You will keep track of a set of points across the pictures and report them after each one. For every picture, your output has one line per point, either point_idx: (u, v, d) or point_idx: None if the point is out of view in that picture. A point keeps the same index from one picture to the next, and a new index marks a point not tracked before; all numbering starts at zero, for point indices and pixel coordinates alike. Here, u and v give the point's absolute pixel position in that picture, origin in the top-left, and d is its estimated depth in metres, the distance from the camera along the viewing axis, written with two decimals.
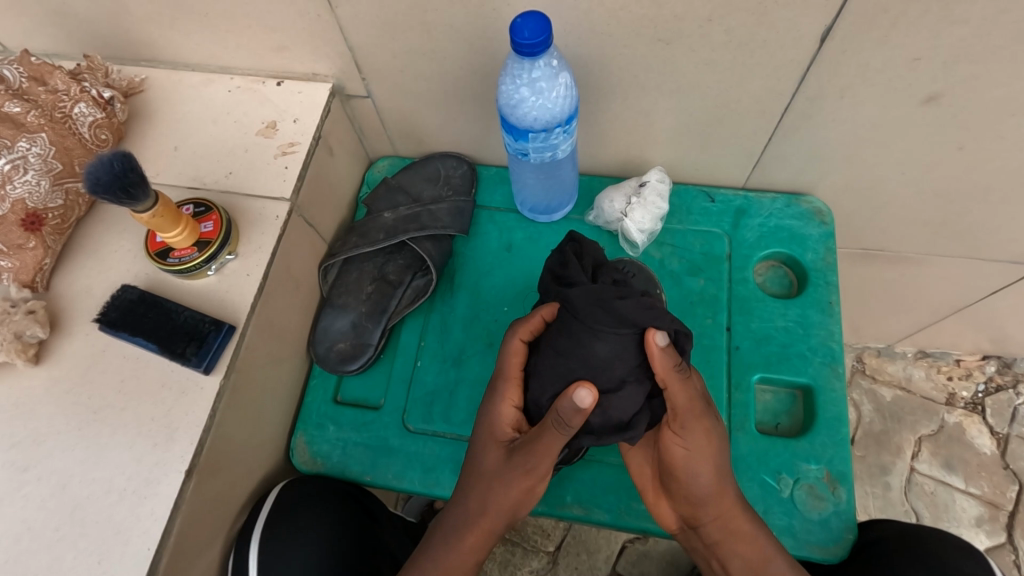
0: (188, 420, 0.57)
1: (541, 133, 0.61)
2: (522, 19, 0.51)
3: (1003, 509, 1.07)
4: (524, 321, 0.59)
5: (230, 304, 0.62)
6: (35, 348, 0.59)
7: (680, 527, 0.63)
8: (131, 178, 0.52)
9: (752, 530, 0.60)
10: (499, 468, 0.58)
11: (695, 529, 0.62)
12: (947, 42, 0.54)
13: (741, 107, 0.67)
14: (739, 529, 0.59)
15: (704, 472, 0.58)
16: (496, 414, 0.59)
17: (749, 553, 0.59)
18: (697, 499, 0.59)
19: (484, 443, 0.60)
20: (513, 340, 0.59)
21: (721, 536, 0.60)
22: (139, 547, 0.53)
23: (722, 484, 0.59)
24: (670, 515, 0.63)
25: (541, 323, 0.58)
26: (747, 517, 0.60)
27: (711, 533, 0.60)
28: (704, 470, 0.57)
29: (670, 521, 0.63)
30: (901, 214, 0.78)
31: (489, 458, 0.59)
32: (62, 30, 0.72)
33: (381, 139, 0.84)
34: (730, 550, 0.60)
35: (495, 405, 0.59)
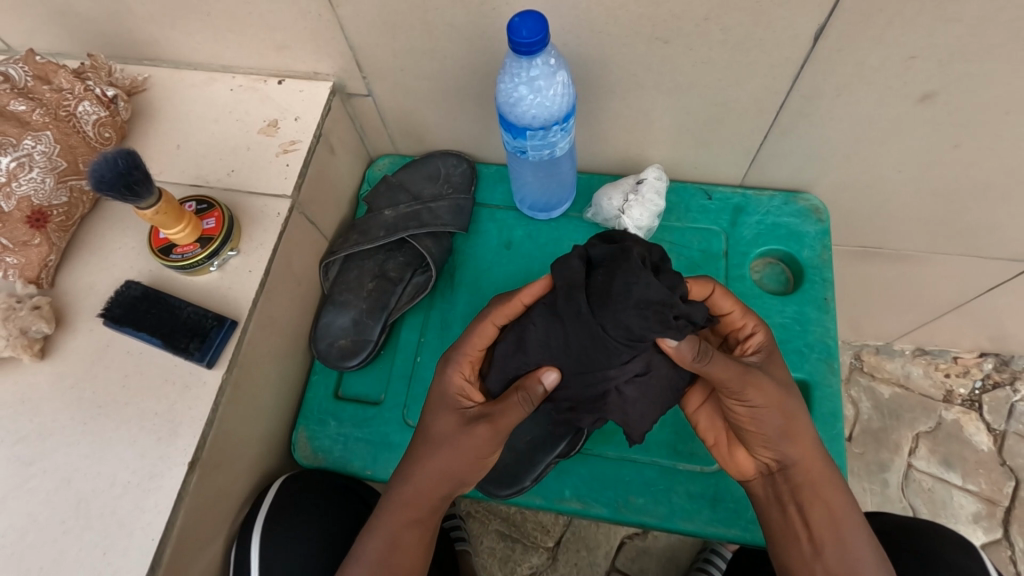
0: (191, 415, 0.58)
1: (539, 131, 0.62)
2: (521, 18, 0.52)
3: (1000, 505, 1.08)
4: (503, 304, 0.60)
5: (233, 301, 0.62)
6: (40, 344, 0.60)
7: (757, 477, 0.62)
8: (135, 175, 0.53)
9: (831, 480, 0.59)
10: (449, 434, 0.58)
11: (772, 476, 0.61)
12: (942, 41, 0.54)
13: (738, 105, 0.67)
14: (816, 477, 0.59)
15: (775, 420, 0.57)
16: (444, 383, 0.61)
17: (831, 501, 0.58)
18: (777, 449, 0.58)
19: (439, 411, 0.60)
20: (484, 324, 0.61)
21: (796, 487, 0.59)
22: (143, 539, 0.53)
23: (795, 432, 0.58)
24: (745, 462, 0.62)
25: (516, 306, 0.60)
26: (823, 465, 0.59)
27: (795, 476, 0.59)
28: (773, 420, 0.57)
29: (745, 468, 0.63)
30: (898, 211, 0.79)
31: (439, 423, 0.59)
32: (65, 30, 0.73)
33: (381, 137, 0.84)
34: (811, 503, 0.59)
35: (447, 375, 0.61)
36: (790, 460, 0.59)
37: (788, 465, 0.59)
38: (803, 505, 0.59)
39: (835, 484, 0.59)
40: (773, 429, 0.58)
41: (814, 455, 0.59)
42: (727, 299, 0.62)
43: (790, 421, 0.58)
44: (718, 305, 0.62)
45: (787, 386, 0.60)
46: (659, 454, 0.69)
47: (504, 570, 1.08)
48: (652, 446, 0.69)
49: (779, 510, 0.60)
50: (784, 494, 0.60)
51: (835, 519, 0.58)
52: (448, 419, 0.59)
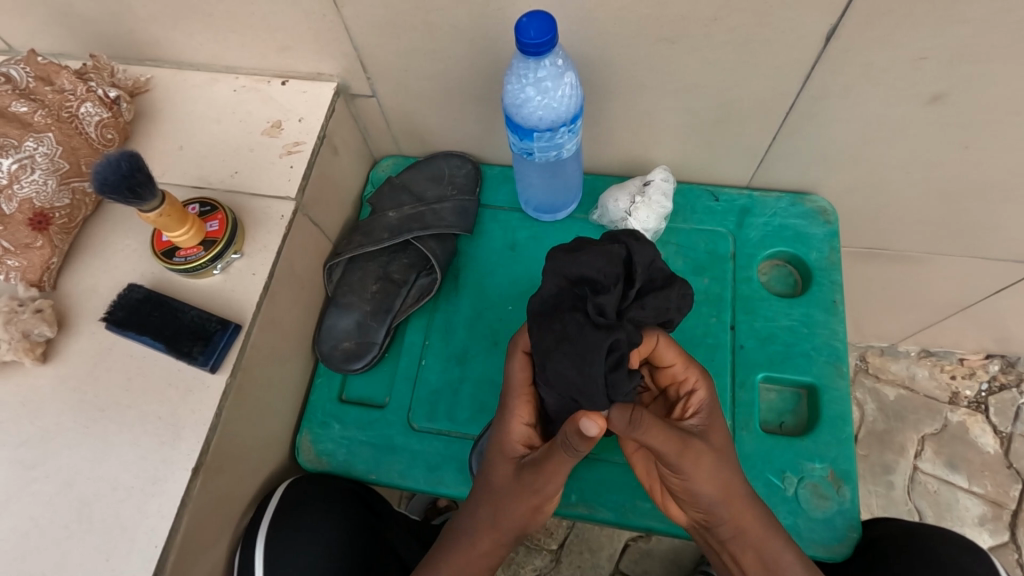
0: (194, 418, 0.57)
1: (547, 132, 0.61)
2: (528, 19, 0.51)
3: (1006, 508, 1.07)
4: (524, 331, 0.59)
5: (237, 303, 0.62)
6: (43, 347, 0.59)
7: (693, 528, 0.62)
8: (138, 177, 0.52)
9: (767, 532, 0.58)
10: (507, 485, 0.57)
11: (707, 530, 0.60)
12: (952, 42, 0.54)
13: (745, 106, 0.67)
14: (751, 535, 0.58)
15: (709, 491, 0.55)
16: (505, 432, 0.58)
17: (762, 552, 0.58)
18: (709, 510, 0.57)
19: (494, 462, 0.58)
20: (516, 355, 0.58)
21: (729, 540, 0.59)
22: (146, 544, 0.53)
23: (729, 495, 0.56)
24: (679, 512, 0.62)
25: None
26: (761, 525, 0.58)
27: (723, 533, 0.58)
28: (707, 490, 0.55)
29: (681, 517, 0.63)
30: (905, 213, 0.78)
31: (498, 477, 0.58)
32: (67, 30, 0.72)
33: (385, 138, 0.84)
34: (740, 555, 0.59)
35: (505, 423, 0.58)
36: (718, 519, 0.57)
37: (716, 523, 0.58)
38: (735, 554, 0.59)
39: (773, 534, 0.58)
40: (703, 497, 0.55)
41: (750, 513, 0.57)
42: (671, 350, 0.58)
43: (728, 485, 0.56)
44: (661, 357, 0.58)
45: (721, 452, 0.56)
46: None
47: (507, 572, 1.07)
48: None
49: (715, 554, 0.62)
50: (717, 544, 0.60)
51: (767, 572, 0.58)
52: (503, 471, 0.58)
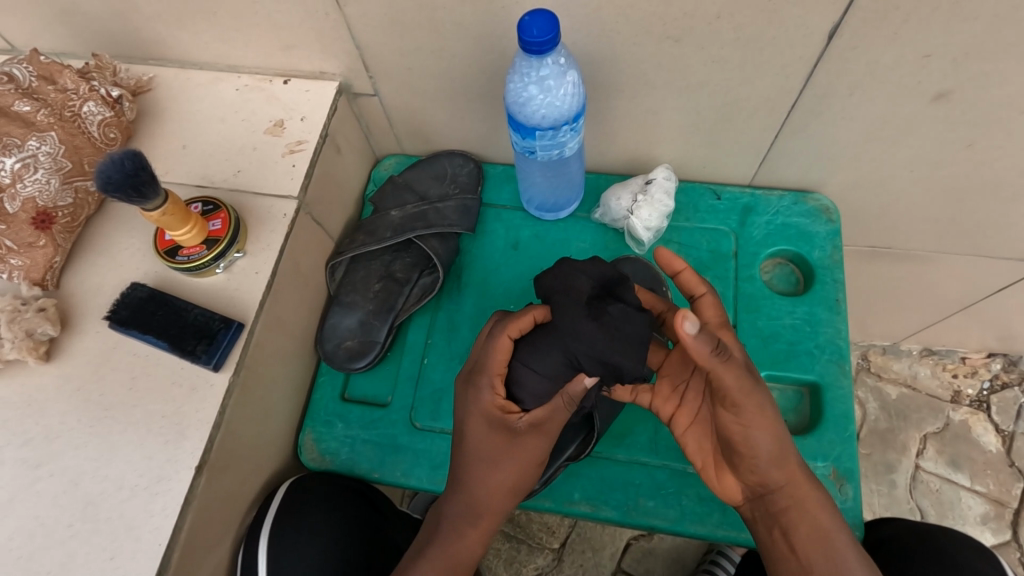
0: (198, 417, 0.57)
1: (549, 131, 0.61)
2: (531, 17, 0.51)
3: (1009, 507, 1.07)
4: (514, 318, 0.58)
5: (240, 303, 0.62)
6: (46, 346, 0.59)
7: (745, 502, 0.61)
8: (141, 177, 0.52)
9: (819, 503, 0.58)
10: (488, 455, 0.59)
11: (757, 500, 0.59)
12: (957, 39, 0.54)
13: (749, 104, 0.67)
14: (803, 501, 0.57)
15: (768, 444, 0.56)
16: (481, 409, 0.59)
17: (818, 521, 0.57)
18: (761, 469, 0.57)
19: (481, 436, 0.59)
20: (500, 338, 0.58)
21: (787, 509, 0.57)
22: (150, 543, 0.53)
23: (787, 449, 0.56)
24: (735, 486, 0.61)
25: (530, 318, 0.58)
26: (811, 488, 0.58)
27: (779, 500, 0.58)
28: (768, 438, 0.55)
29: (735, 494, 0.61)
30: (908, 211, 0.78)
31: (482, 448, 0.59)
32: (69, 29, 0.72)
33: (388, 137, 0.84)
34: (797, 526, 0.57)
35: (482, 395, 0.59)
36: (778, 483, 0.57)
37: (774, 487, 0.58)
38: (788, 529, 0.57)
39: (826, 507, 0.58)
40: (760, 447, 0.56)
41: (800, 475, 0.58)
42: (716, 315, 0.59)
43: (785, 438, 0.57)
44: (702, 313, 0.59)
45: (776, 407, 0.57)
46: (669, 456, 0.68)
47: (509, 572, 1.07)
48: (662, 448, 0.69)
49: (766, 532, 0.59)
50: (769, 516, 0.58)
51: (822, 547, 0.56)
52: (485, 437, 0.59)
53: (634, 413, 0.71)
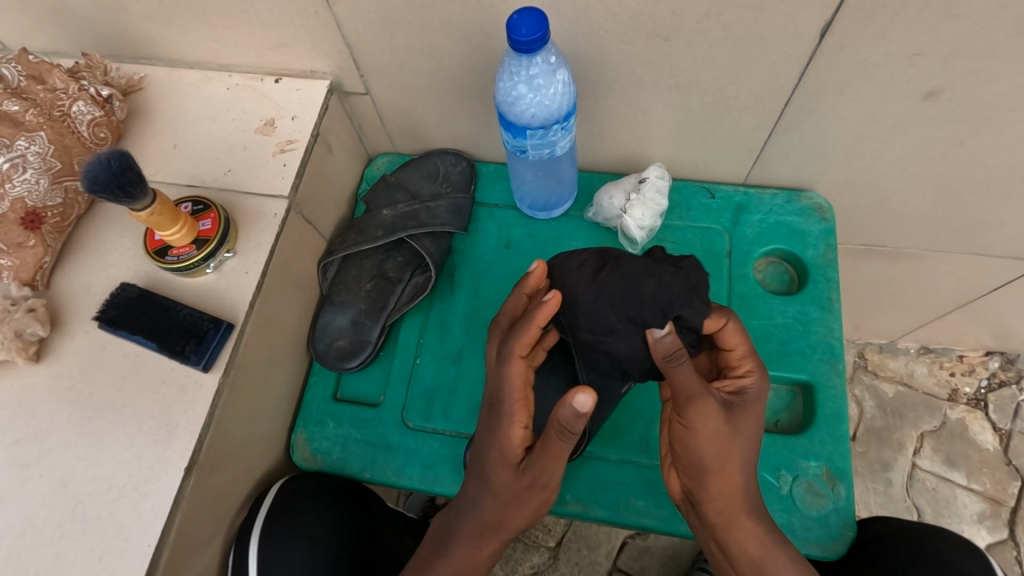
0: (188, 417, 0.57)
1: (539, 130, 0.61)
2: (519, 16, 0.51)
3: (1005, 505, 1.07)
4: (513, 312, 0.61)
5: (230, 302, 0.62)
6: (36, 346, 0.59)
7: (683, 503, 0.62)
8: (129, 177, 0.52)
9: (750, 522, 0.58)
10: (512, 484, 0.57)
11: (694, 506, 0.60)
12: (948, 37, 0.53)
13: (741, 103, 0.66)
14: (739, 516, 0.58)
15: (710, 453, 0.55)
16: (503, 439, 0.56)
17: (750, 540, 0.58)
18: (699, 478, 0.57)
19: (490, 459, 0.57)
20: (511, 362, 0.56)
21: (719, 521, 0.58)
22: (139, 543, 0.53)
23: (727, 462, 0.56)
24: (676, 485, 0.62)
25: (534, 332, 0.56)
26: (747, 509, 0.58)
27: (711, 514, 0.58)
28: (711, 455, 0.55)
29: (676, 490, 0.62)
30: (903, 209, 0.78)
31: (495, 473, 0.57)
32: (60, 29, 0.72)
33: (380, 136, 0.84)
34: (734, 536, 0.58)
35: (504, 428, 0.56)
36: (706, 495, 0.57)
37: (704, 497, 0.57)
38: (725, 540, 0.58)
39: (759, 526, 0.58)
40: (699, 458, 0.55)
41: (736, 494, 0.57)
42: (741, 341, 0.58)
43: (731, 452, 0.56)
44: (724, 340, 0.58)
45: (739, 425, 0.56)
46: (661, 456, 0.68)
47: (505, 570, 1.08)
48: (653, 448, 0.68)
49: (707, 541, 0.60)
50: (704, 525, 0.59)
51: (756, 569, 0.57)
52: (506, 477, 0.57)
53: (625, 412, 0.70)
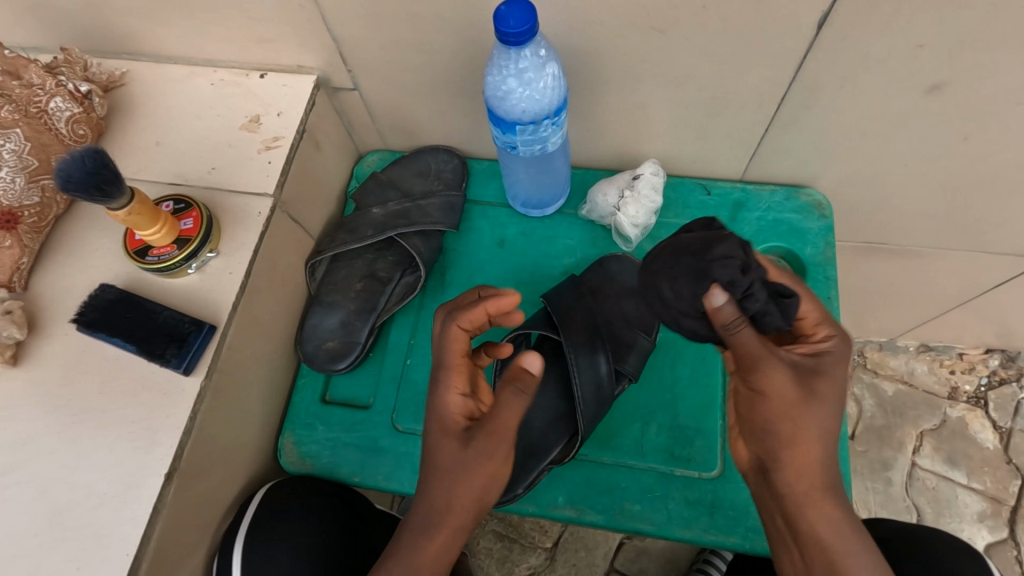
0: (169, 423, 0.56)
1: (529, 126, 0.59)
2: (508, 7, 0.49)
3: (1006, 504, 1.06)
4: (467, 310, 0.54)
5: (212, 304, 0.60)
6: (12, 350, 0.57)
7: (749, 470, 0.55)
8: (103, 175, 0.50)
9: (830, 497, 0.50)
10: (456, 460, 0.51)
11: (761, 473, 0.53)
12: (952, 28, 0.52)
13: (738, 97, 0.65)
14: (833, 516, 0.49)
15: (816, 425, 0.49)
16: (440, 406, 0.53)
17: (822, 519, 0.49)
18: (768, 447, 0.50)
19: (436, 442, 0.52)
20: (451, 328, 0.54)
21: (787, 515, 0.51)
22: (119, 553, 0.51)
23: (795, 436, 0.49)
24: (744, 451, 0.56)
25: (482, 311, 0.54)
26: (822, 488, 0.50)
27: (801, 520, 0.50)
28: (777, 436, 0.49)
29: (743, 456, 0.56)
30: (903, 205, 0.76)
31: (444, 454, 0.51)
32: (39, 23, 0.70)
33: (370, 133, 0.82)
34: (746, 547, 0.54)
35: (441, 396, 0.53)
36: (780, 464, 0.50)
37: (774, 465, 0.51)
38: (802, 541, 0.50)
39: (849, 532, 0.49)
40: (766, 419, 0.49)
41: (816, 460, 0.49)
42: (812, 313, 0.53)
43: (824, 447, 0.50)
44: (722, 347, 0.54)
45: (817, 395, 0.49)
46: (657, 459, 0.67)
47: (501, 571, 1.06)
48: (649, 451, 0.67)
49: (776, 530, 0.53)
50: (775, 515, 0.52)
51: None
52: (442, 446, 0.52)
53: (619, 414, 0.69)
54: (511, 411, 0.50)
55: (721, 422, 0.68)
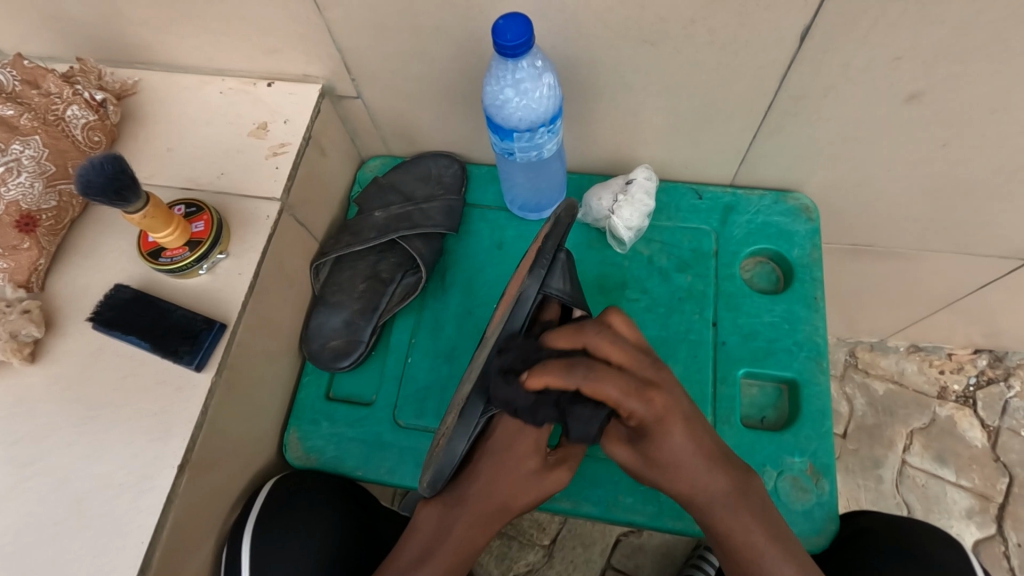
0: (181, 417, 0.58)
1: (527, 133, 0.62)
2: (505, 22, 0.52)
3: (993, 501, 1.08)
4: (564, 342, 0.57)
5: (222, 304, 0.63)
6: (31, 348, 0.60)
7: (635, 462, 0.59)
8: (122, 180, 0.53)
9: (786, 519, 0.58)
10: (512, 488, 0.62)
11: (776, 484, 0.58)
12: (928, 41, 0.54)
13: (727, 106, 0.67)
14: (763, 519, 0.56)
15: (680, 438, 0.56)
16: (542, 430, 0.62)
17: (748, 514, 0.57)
18: (677, 485, 0.58)
19: (513, 458, 0.62)
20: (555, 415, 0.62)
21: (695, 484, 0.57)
22: (134, 541, 0.54)
23: (676, 467, 0.57)
24: (620, 451, 0.60)
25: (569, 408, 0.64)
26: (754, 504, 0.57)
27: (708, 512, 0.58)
28: (659, 475, 0.58)
29: (621, 452, 0.60)
30: (888, 209, 0.79)
31: (511, 472, 0.62)
32: (56, 34, 0.73)
33: (373, 139, 0.85)
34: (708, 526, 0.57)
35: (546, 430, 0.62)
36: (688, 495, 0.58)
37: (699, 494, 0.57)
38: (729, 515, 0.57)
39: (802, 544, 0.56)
40: (667, 457, 0.57)
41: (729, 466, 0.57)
42: (622, 382, 0.52)
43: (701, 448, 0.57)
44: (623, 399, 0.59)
45: (660, 417, 0.55)
46: None
47: (500, 567, 1.09)
48: None
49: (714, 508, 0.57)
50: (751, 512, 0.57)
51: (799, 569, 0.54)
52: (517, 472, 0.62)
53: None
54: (525, 499, 0.62)
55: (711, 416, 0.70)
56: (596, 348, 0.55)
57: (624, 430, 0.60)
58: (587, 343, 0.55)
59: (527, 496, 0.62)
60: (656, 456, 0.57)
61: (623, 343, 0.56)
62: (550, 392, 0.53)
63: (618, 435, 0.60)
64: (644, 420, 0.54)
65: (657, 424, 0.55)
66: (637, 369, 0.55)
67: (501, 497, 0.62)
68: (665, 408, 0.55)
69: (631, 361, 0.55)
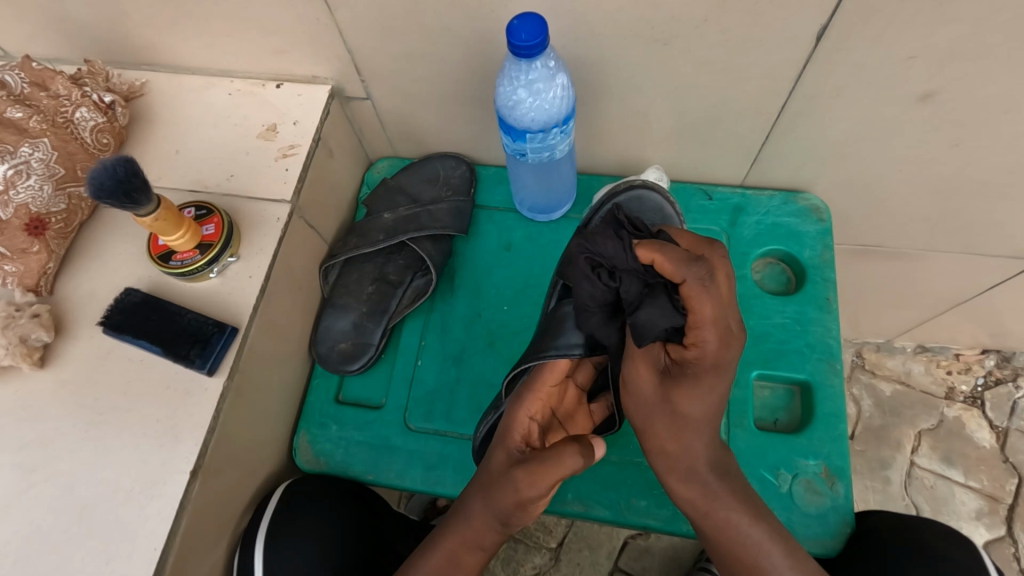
0: (192, 421, 0.57)
1: (540, 134, 0.62)
2: (519, 21, 0.52)
3: (1002, 503, 1.08)
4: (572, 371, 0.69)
5: (233, 307, 0.62)
6: (40, 352, 0.59)
7: (653, 395, 0.56)
8: (134, 182, 0.52)
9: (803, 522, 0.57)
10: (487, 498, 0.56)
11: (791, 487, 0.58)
12: (942, 40, 0.54)
13: (738, 105, 0.67)
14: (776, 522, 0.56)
15: (720, 387, 0.54)
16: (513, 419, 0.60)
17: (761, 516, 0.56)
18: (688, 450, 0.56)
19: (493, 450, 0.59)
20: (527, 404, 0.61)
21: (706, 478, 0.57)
22: (145, 547, 0.53)
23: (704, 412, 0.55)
24: (643, 376, 0.55)
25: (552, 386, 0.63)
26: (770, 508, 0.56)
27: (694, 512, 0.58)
28: (666, 422, 0.56)
29: (646, 379, 0.56)
30: (898, 209, 0.79)
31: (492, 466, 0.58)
32: (63, 36, 0.73)
33: (380, 140, 0.84)
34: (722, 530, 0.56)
35: (519, 410, 0.60)
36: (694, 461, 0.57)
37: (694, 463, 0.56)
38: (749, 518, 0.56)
39: None
40: (686, 396, 0.54)
41: None
42: (717, 314, 0.49)
43: (713, 435, 0.56)
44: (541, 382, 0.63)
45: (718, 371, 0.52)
46: None
47: (507, 570, 1.08)
48: None
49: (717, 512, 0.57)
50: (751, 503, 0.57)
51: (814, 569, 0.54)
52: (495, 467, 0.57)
53: None
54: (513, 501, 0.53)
55: (723, 419, 0.70)
56: (691, 291, 0.49)
57: (661, 359, 0.56)
58: (699, 255, 0.52)
59: (507, 498, 0.54)
60: (681, 398, 0.54)
61: (729, 279, 0.52)
62: (651, 272, 0.52)
63: (652, 363, 0.56)
64: (703, 356, 0.52)
65: (702, 371, 0.53)
66: (723, 317, 0.50)
67: (484, 509, 0.56)
68: (730, 359, 0.53)
69: (719, 340, 0.51)
